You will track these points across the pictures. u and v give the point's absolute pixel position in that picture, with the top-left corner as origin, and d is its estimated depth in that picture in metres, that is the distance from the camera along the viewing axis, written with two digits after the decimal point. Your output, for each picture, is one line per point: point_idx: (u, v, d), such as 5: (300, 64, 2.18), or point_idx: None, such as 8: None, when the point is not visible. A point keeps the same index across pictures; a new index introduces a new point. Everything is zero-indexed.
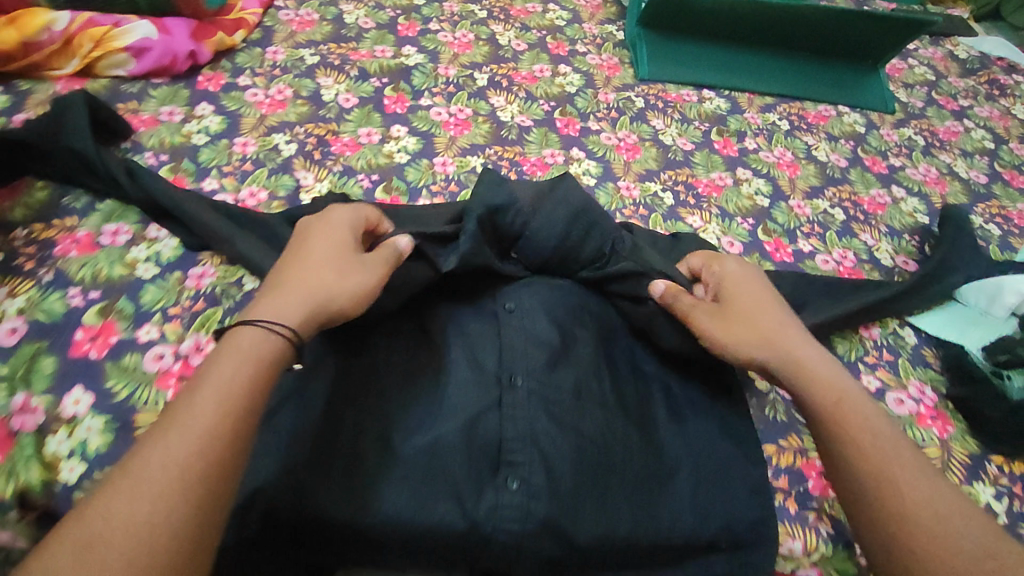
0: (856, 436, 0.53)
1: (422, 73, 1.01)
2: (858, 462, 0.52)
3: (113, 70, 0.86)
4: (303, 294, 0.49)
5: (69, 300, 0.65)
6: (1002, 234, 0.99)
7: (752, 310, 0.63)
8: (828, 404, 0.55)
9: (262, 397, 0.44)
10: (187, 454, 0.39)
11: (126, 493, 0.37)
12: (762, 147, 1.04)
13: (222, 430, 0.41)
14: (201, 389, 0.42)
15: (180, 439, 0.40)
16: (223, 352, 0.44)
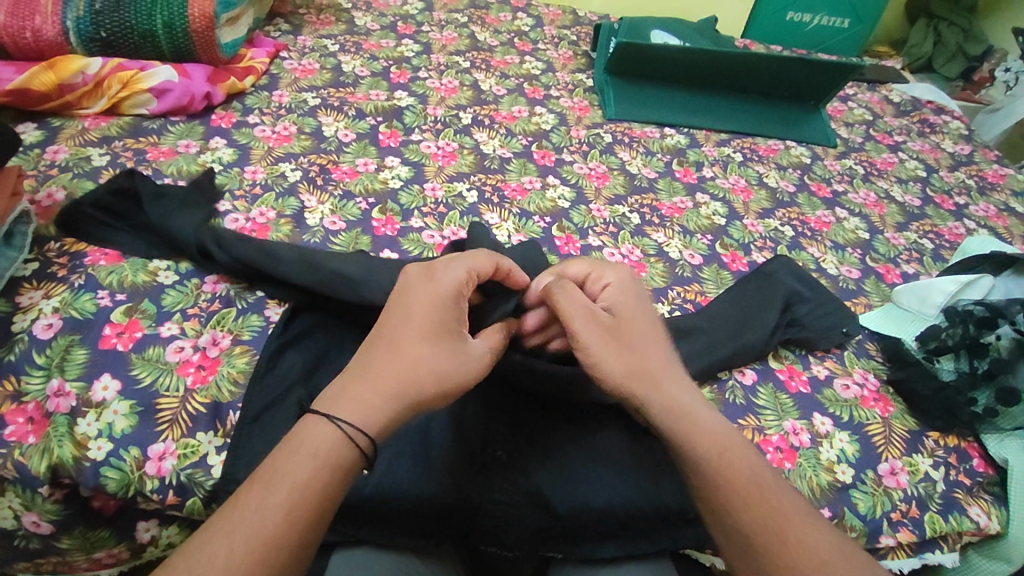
0: (729, 471, 0.53)
1: (413, 113, 1.12)
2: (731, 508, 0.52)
3: (136, 109, 0.96)
4: (395, 392, 0.51)
5: (98, 301, 0.70)
6: (934, 247, 1.10)
7: (644, 337, 0.61)
8: (706, 431, 0.56)
9: (328, 507, 0.47)
10: (255, 561, 0.42)
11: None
12: (718, 175, 1.16)
13: (303, 511, 0.45)
14: (277, 490, 0.45)
15: (251, 542, 0.43)
16: (300, 452, 0.47)
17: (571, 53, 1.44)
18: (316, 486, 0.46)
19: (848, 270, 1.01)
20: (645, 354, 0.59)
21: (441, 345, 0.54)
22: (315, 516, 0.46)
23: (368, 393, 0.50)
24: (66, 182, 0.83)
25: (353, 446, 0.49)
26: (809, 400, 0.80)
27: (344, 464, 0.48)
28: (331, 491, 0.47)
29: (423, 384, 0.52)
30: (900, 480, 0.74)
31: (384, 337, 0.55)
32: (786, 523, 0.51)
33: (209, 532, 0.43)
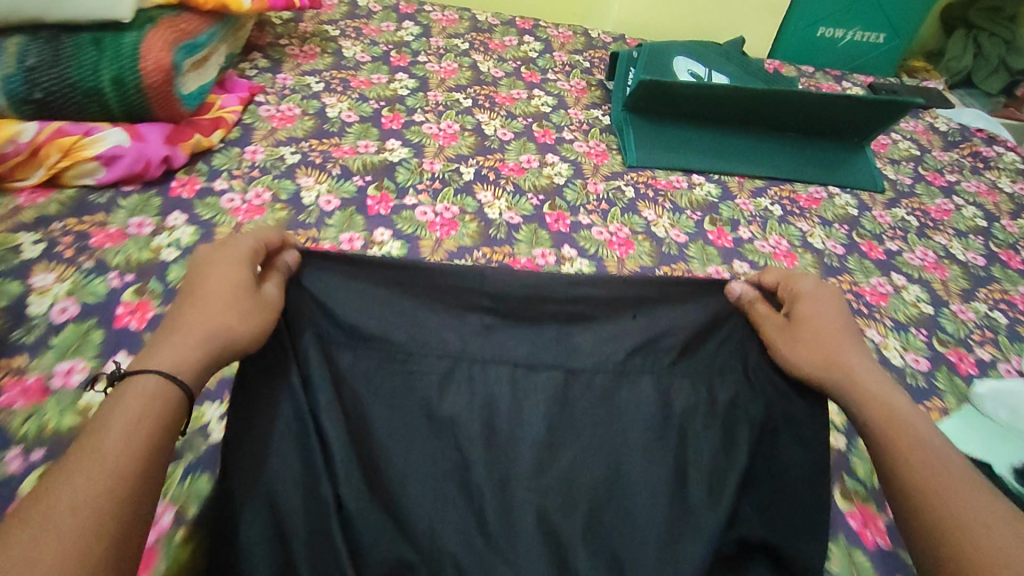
0: (898, 436, 0.57)
1: (407, 169, 0.98)
2: (900, 455, 0.56)
3: (81, 179, 0.83)
4: (195, 333, 0.54)
5: (6, 464, 0.57)
6: (1009, 321, 0.95)
7: (828, 333, 0.65)
8: (894, 410, 0.59)
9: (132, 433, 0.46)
10: (115, 458, 0.45)
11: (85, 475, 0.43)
12: (757, 237, 1.01)
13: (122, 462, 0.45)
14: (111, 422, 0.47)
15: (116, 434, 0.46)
16: (120, 396, 0.48)
17: (584, 85, 1.29)
18: (150, 435, 0.47)
19: (915, 359, 0.86)
20: (825, 342, 0.64)
21: (239, 300, 0.57)
22: (127, 459, 0.45)
23: (184, 346, 0.53)
24: None
25: (175, 389, 0.50)
26: (889, 558, 0.65)
27: (173, 416, 0.49)
28: (149, 433, 0.47)
29: (229, 326, 0.56)
30: None
31: (184, 309, 0.56)
32: (942, 495, 0.52)
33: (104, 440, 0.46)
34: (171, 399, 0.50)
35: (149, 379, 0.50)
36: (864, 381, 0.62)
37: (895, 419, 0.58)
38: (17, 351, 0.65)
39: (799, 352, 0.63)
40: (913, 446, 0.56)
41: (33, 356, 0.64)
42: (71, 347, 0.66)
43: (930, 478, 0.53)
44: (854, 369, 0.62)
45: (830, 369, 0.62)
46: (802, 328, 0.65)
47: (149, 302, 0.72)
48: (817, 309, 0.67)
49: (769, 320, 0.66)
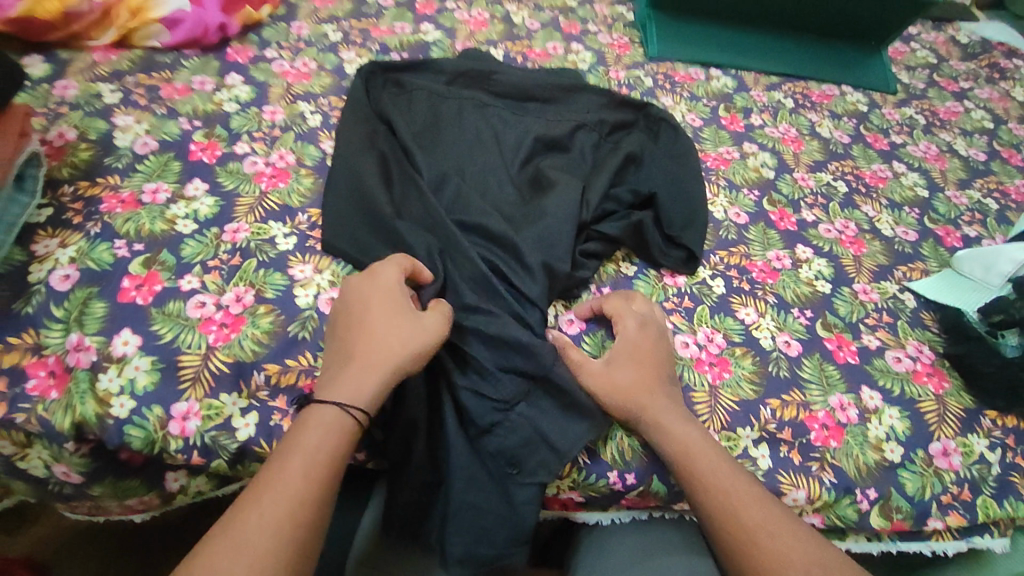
0: (696, 475, 0.56)
1: (440, 50, 1.05)
2: (704, 489, 0.55)
3: (147, 41, 0.91)
4: (375, 376, 0.56)
5: (116, 251, 0.68)
6: (1000, 207, 1.02)
7: (636, 374, 0.62)
8: (676, 437, 0.58)
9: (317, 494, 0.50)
10: (289, 509, 0.48)
11: (254, 520, 0.47)
12: (768, 123, 1.08)
13: (306, 509, 0.49)
14: (289, 466, 0.50)
15: (278, 496, 0.49)
16: (298, 439, 0.52)
17: None
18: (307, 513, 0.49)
19: (906, 232, 0.93)
20: (637, 385, 0.61)
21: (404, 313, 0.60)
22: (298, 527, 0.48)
23: (365, 384, 0.56)
24: (78, 119, 0.80)
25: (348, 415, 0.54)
26: (857, 372, 0.72)
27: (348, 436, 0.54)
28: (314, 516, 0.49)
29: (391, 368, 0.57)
30: (953, 462, 0.67)
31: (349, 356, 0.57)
32: (738, 510, 0.54)
33: (263, 501, 0.48)
34: (326, 458, 0.52)
35: (327, 412, 0.54)
36: (701, 461, 0.57)
37: (690, 462, 0.57)
38: (110, 172, 0.75)
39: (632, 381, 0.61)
40: (735, 508, 0.54)
41: (123, 178, 0.75)
42: (154, 173, 0.76)
43: (731, 501, 0.54)
44: (682, 438, 0.58)
45: (659, 435, 0.59)
46: (617, 371, 0.62)
47: (217, 143, 0.81)
48: (636, 355, 0.63)
49: (587, 366, 0.62)
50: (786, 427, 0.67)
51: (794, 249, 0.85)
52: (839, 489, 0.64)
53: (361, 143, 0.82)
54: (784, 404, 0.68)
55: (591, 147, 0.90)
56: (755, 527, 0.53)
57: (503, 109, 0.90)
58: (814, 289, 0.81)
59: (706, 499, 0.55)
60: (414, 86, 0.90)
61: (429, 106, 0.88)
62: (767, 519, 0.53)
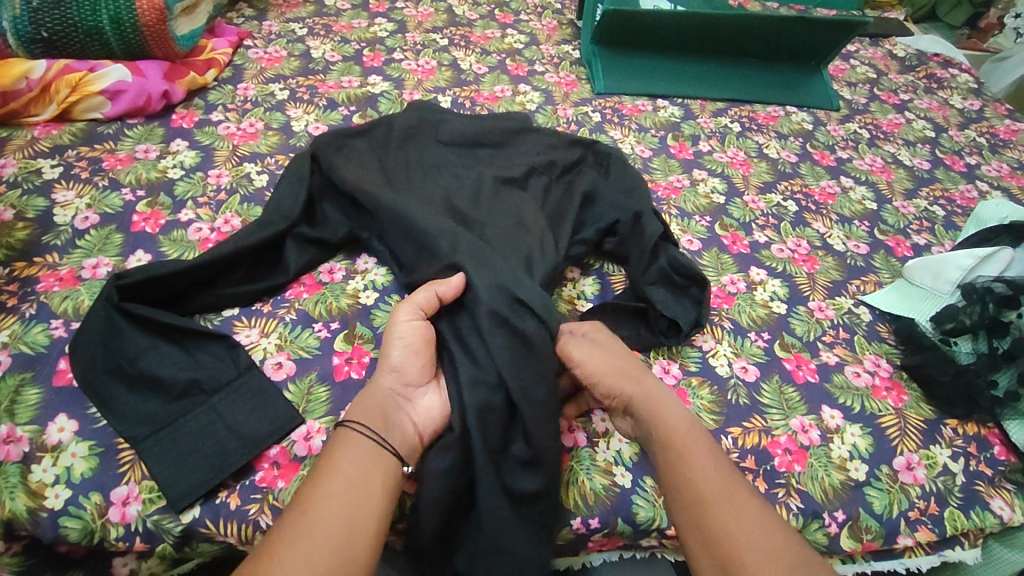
0: (683, 450, 0.58)
1: (388, 100, 1.06)
2: (693, 471, 0.57)
3: (90, 113, 0.90)
4: (372, 403, 0.59)
5: (52, 332, 0.65)
6: (946, 214, 1.04)
7: (622, 354, 0.67)
8: (670, 416, 0.61)
9: (363, 500, 0.51)
10: (343, 510, 0.50)
11: (315, 518, 0.49)
12: (716, 149, 1.10)
13: (358, 514, 0.50)
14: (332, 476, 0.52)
15: (332, 494, 0.51)
16: (344, 450, 0.54)
17: (555, 24, 1.37)
18: (356, 518, 0.50)
19: (856, 245, 0.94)
20: (617, 362, 0.66)
21: (407, 349, 0.63)
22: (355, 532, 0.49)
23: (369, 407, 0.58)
24: (15, 199, 0.78)
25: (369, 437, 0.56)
26: (818, 392, 0.72)
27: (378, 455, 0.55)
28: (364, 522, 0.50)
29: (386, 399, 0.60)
30: (917, 475, 0.67)
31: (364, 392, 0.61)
32: (711, 491, 0.55)
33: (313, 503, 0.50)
34: (368, 483, 0.53)
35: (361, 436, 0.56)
36: (678, 440, 0.60)
37: (677, 448, 0.59)
38: (48, 250, 0.74)
39: (598, 371, 0.65)
40: (714, 491, 0.55)
41: (62, 255, 0.73)
42: (96, 247, 0.75)
43: (705, 481, 0.56)
44: (673, 421, 0.61)
45: (653, 412, 0.62)
46: (604, 348, 0.67)
47: (161, 212, 0.80)
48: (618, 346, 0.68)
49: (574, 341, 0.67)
50: (749, 456, 0.66)
51: (747, 272, 0.86)
52: (806, 514, 0.63)
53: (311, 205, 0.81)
54: (746, 431, 0.67)
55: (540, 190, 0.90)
56: (723, 510, 0.54)
57: (456, 166, 0.90)
58: (769, 311, 0.81)
59: (693, 471, 0.57)
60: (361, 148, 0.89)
61: (375, 164, 0.87)
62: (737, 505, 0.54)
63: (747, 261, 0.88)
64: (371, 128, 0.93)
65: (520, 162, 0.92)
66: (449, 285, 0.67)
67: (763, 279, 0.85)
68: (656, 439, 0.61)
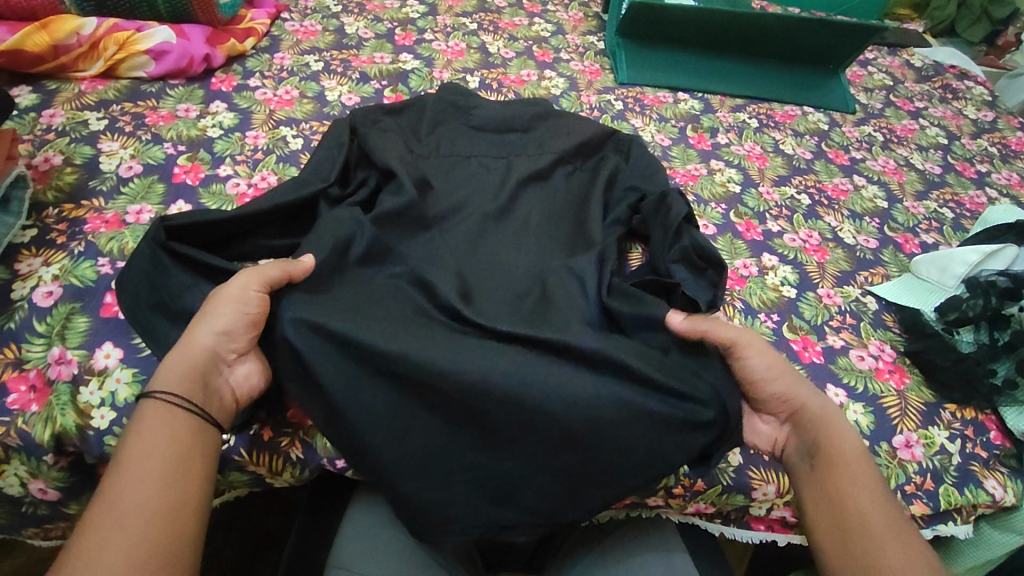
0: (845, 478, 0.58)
1: (419, 77, 1.10)
2: (856, 505, 0.56)
3: (134, 71, 0.94)
4: (178, 361, 0.54)
5: (99, 268, 0.69)
6: (955, 216, 1.07)
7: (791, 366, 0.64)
8: (844, 442, 0.61)
9: (158, 477, 0.48)
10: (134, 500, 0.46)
11: (106, 512, 0.46)
12: (733, 142, 1.13)
13: (153, 500, 0.47)
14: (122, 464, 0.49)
15: (126, 484, 0.47)
16: (135, 431, 0.51)
17: (582, 15, 1.40)
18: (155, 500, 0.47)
19: (866, 240, 0.97)
20: (784, 373, 0.63)
21: (220, 310, 0.57)
22: (152, 517, 0.46)
23: (173, 372, 0.53)
24: (64, 146, 0.82)
25: (175, 408, 0.52)
26: (822, 371, 0.75)
27: (176, 425, 0.52)
28: (159, 504, 0.47)
29: (192, 361, 0.54)
30: (915, 452, 0.70)
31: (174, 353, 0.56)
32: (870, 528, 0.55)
33: (101, 501, 0.47)
34: (178, 454, 0.50)
35: (165, 407, 0.52)
36: (847, 477, 0.58)
37: (844, 475, 0.58)
38: (94, 195, 0.77)
39: (767, 381, 0.63)
40: (881, 531, 0.55)
41: (107, 200, 0.77)
42: (139, 195, 0.79)
43: (869, 518, 0.55)
44: (844, 451, 0.60)
45: (823, 435, 0.61)
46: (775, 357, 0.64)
47: (201, 166, 0.84)
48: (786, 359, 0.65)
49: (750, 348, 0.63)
50: None
51: (759, 258, 0.89)
52: None
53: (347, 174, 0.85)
54: None
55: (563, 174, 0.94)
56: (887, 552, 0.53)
57: (487, 155, 0.94)
58: (779, 294, 0.84)
59: (853, 504, 0.56)
60: (393, 127, 0.93)
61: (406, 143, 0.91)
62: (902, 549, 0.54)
63: (760, 248, 0.91)
64: (405, 110, 0.99)
65: (548, 149, 0.96)
66: (299, 266, 0.63)
67: (775, 265, 0.88)
68: (819, 462, 0.60)
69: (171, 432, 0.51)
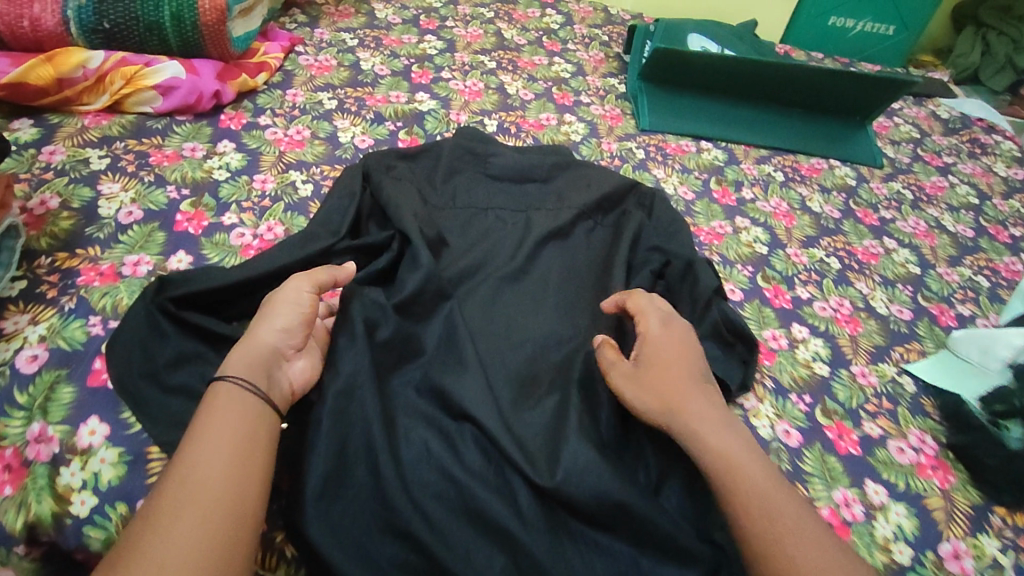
0: (737, 480, 0.55)
1: (435, 119, 1.06)
2: (755, 508, 0.53)
3: (140, 106, 0.90)
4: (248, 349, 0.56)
5: (89, 329, 0.64)
6: (990, 285, 1.02)
7: (671, 375, 0.63)
8: (718, 445, 0.57)
9: (230, 463, 0.48)
10: (211, 485, 0.46)
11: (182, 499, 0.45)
12: (759, 197, 1.08)
13: (218, 489, 0.46)
14: (191, 449, 0.48)
15: (195, 474, 0.47)
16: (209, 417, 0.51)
17: (602, 55, 1.37)
18: (228, 492, 0.46)
19: (899, 310, 0.92)
20: (659, 381, 0.62)
21: (283, 307, 0.60)
22: (221, 505, 0.46)
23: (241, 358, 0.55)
24: (61, 187, 0.78)
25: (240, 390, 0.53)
26: (860, 464, 0.70)
27: (250, 411, 0.52)
28: (230, 492, 0.47)
29: (259, 348, 0.56)
30: (965, 565, 0.64)
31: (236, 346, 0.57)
32: (776, 530, 0.52)
33: (174, 486, 0.46)
34: (246, 448, 0.50)
35: (238, 392, 0.52)
36: (741, 476, 0.56)
37: (735, 476, 0.55)
38: (90, 243, 0.73)
39: (638, 397, 0.62)
40: (779, 532, 0.52)
41: (104, 249, 0.73)
42: (138, 244, 0.74)
43: (769, 518, 0.52)
44: (726, 454, 0.57)
45: (690, 441, 0.59)
46: (648, 371, 0.64)
47: (205, 213, 0.80)
48: (664, 365, 0.64)
49: (617, 370, 0.65)
50: None
51: (789, 329, 0.84)
52: None
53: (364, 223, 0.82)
54: None
55: (582, 231, 0.90)
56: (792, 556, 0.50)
57: (504, 208, 0.90)
58: (811, 372, 0.79)
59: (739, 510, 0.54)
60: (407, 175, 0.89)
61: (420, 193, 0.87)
62: (808, 548, 0.51)
63: (789, 317, 0.86)
64: (421, 156, 0.95)
65: (569, 203, 0.91)
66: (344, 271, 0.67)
67: (806, 338, 0.83)
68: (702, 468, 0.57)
69: (243, 417, 0.51)
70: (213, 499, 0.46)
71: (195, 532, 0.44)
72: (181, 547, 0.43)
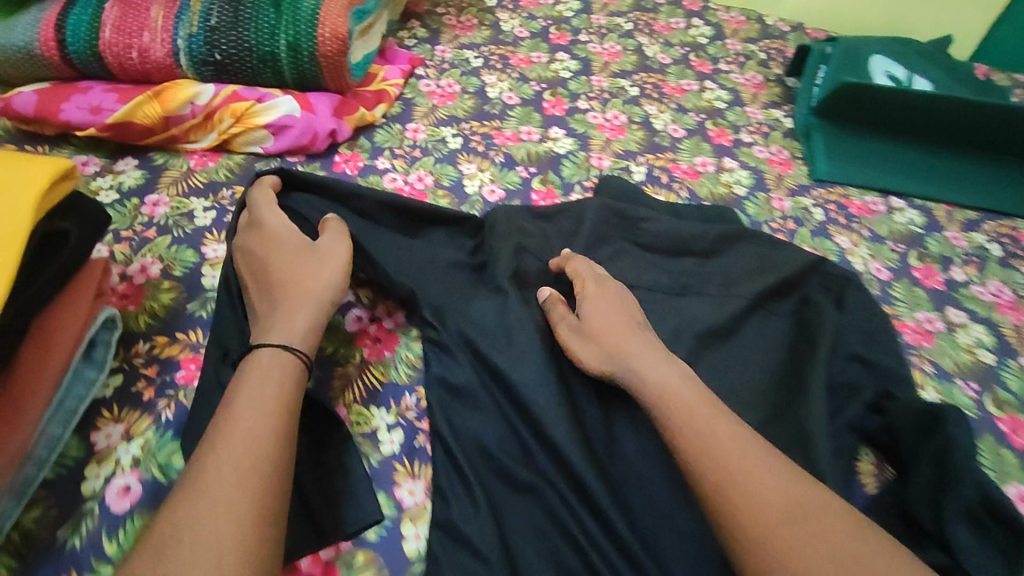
0: (689, 430, 0.49)
1: (573, 163, 0.90)
2: (718, 451, 0.47)
3: (249, 146, 0.79)
4: (300, 310, 0.54)
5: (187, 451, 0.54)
6: None
7: (616, 329, 0.60)
8: (658, 385, 0.53)
9: (276, 432, 0.44)
10: (252, 459, 0.42)
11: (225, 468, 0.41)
12: (973, 280, 0.87)
13: (264, 465, 0.42)
14: (239, 418, 0.44)
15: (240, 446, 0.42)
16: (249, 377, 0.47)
17: (761, 79, 1.16)
18: (263, 453, 0.43)
19: None
20: (603, 330, 0.60)
21: (299, 253, 0.59)
22: (267, 477, 0.42)
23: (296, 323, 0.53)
24: (163, 249, 0.68)
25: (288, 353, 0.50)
26: None
27: (292, 378, 0.49)
28: (268, 458, 0.43)
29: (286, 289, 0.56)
30: None
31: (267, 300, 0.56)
32: (738, 481, 0.44)
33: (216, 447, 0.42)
34: (285, 409, 0.46)
35: (279, 355, 0.49)
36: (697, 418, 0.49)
37: (670, 420, 0.50)
38: (192, 325, 0.63)
39: (584, 351, 0.59)
40: (741, 480, 0.44)
41: (207, 333, 0.62)
42: None
43: (739, 470, 0.45)
44: (665, 390, 0.52)
45: (635, 381, 0.55)
46: (589, 326, 0.61)
47: None
48: (608, 319, 0.61)
49: (563, 326, 0.62)
50: None
51: None
52: None
53: (505, 310, 0.65)
54: None
55: (760, 329, 0.73)
56: (763, 510, 0.43)
57: (664, 293, 0.73)
58: None
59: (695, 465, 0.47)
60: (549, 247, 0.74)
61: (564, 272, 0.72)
62: (775, 499, 0.43)
63: None
64: (560, 216, 0.79)
65: (742, 290, 0.74)
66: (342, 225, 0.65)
67: None
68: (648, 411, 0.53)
69: (285, 379, 0.48)
70: (256, 472, 0.41)
71: (236, 501, 0.39)
72: (226, 519, 0.38)
